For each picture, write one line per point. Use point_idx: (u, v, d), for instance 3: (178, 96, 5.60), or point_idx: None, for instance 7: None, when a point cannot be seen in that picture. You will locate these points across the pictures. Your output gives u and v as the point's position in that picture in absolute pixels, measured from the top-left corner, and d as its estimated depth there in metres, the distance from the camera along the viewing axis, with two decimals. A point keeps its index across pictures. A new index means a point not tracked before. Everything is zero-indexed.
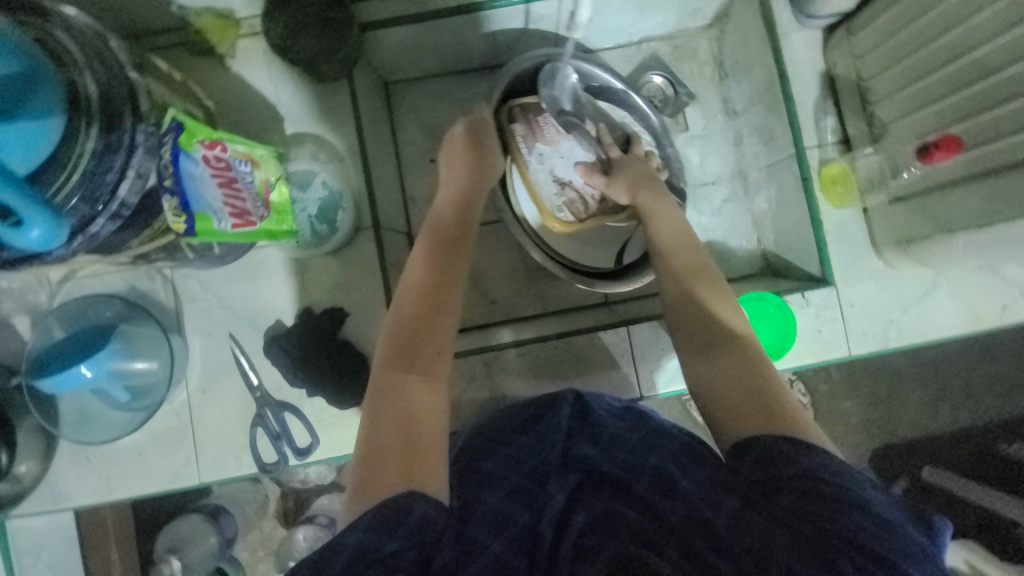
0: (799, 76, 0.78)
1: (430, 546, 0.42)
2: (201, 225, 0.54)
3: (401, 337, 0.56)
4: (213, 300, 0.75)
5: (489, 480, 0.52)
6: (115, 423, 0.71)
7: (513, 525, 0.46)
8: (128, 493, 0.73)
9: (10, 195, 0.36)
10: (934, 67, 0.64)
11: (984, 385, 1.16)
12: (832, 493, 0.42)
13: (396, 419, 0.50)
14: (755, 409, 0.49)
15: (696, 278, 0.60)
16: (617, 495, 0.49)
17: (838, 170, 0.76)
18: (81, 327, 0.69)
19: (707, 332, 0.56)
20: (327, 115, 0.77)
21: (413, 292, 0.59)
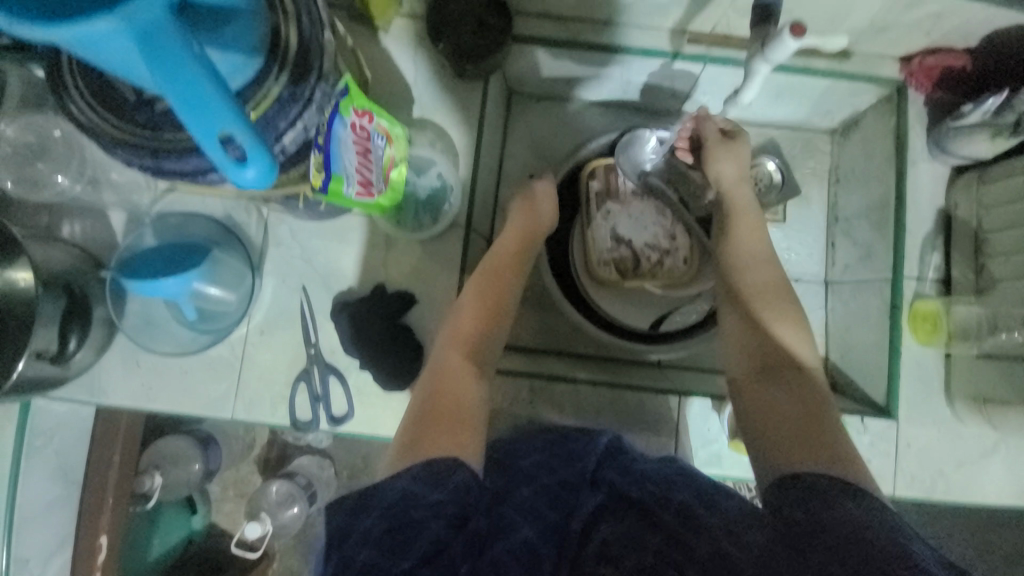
0: (918, 205, 0.78)
1: (469, 508, 0.49)
2: (333, 186, 0.55)
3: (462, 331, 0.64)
4: (297, 250, 0.76)
5: (525, 476, 0.57)
6: (175, 336, 0.74)
7: (546, 519, 0.53)
8: (161, 407, 0.74)
9: (236, 128, 0.38)
10: None
11: (992, 554, 1.12)
12: (874, 542, 0.42)
13: (449, 399, 0.58)
14: (808, 451, 0.51)
15: (773, 312, 0.62)
16: (640, 520, 0.53)
17: (931, 308, 0.75)
18: (172, 239, 0.72)
19: (773, 357, 0.59)
20: (455, 109, 0.79)
21: (474, 293, 0.67)
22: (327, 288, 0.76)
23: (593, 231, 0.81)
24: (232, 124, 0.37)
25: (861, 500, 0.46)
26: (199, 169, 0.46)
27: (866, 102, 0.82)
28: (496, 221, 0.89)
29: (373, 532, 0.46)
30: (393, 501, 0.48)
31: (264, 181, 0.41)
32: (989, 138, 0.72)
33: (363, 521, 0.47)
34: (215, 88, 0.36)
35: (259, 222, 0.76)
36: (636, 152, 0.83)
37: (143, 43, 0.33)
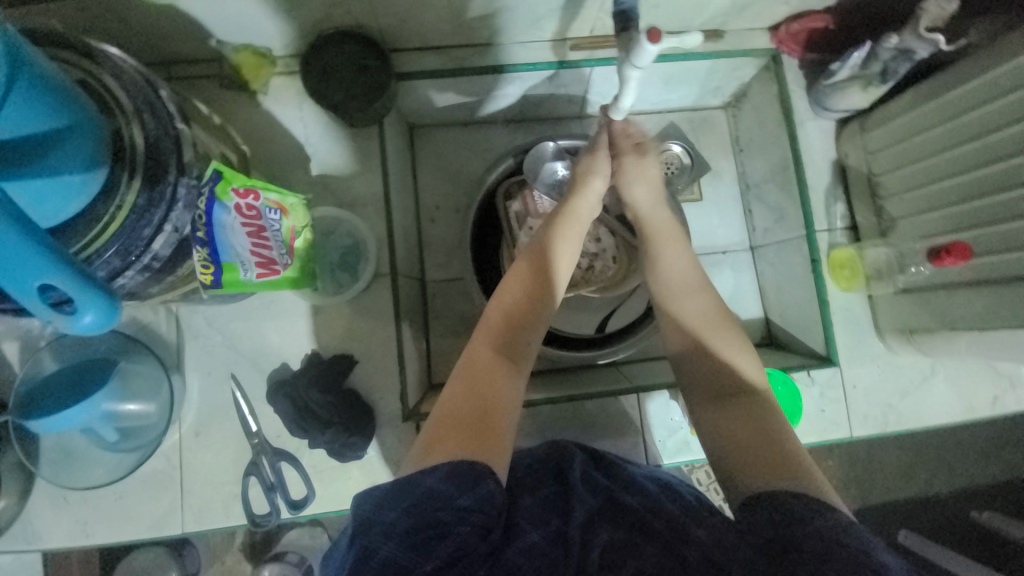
0: (812, 162, 0.83)
1: (478, 532, 0.43)
2: (228, 276, 0.54)
3: (502, 326, 0.59)
4: (217, 338, 0.72)
5: (521, 487, 0.54)
6: (98, 462, 0.67)
7: (552, 526, 0.49)
8: (104, 540, 0.68)
9: (69, 281, 0.35)
10: (944, 175, 0.67)
11: (962, 457, 1.19)
12: (845, 552, 0.41)
13: (485, 399, 0.53)
14: (765, 468, 0.51)
15: (721, 338, 0.61)
16: (636, 529, 0.51)
17: (846, 255, 0.80)
18: (72, 360, 0.66)
19: (729, 380, 0.59)
20: (354, 159, 0.77)
21: (517, 284, 0.61)
22: (258, 369, 0.72)
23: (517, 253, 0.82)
24: (53, 275, 0.35)
25: (829, 511, 0.45)
26: None
27: (748, 73, 0.85)
28: (425, 258, 0.88)
29: (395, 529, 0.43)
30: (417, 499, 0.44)
31: (106, 320, 0.38)
32: (861, 89, 0.75)
33: (386, 516, 0.44)
34: (35, 236, 0.34)
35: (169, 318, 0.71)
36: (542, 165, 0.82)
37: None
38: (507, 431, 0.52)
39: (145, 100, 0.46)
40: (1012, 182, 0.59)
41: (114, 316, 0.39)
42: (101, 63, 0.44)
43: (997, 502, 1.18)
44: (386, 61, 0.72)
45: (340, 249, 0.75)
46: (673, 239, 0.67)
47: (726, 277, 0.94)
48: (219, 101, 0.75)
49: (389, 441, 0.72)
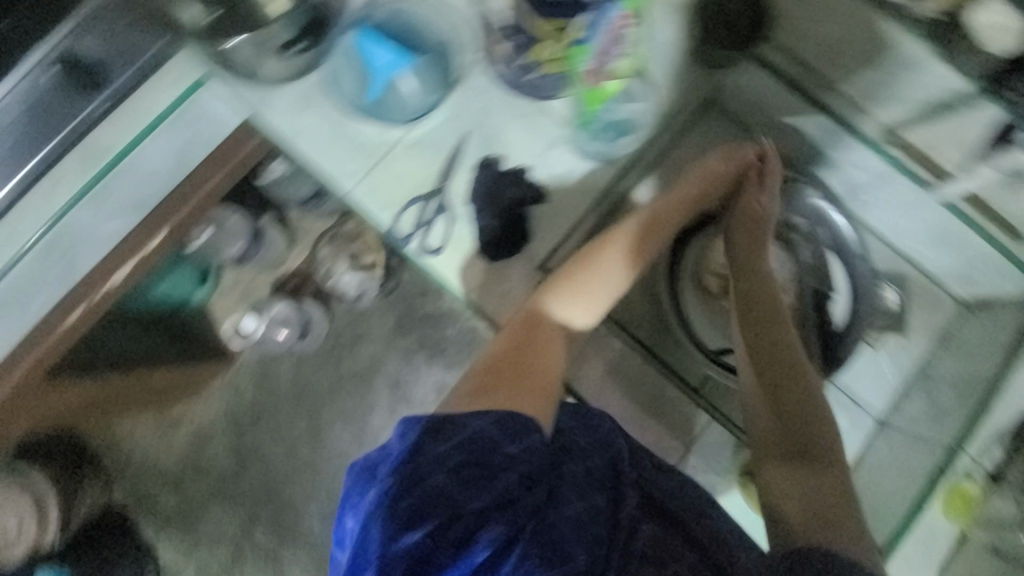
0: (1007, 401, 0.82)
1: (527, 480, 0.58)
2: (575, 51, 0.78)
3: (540, 313, 0.77)
4: (478, 102, 0.83)
5: (574, 452, 0.66)
6: (341, 102, 0.82)
7: (597, 506, 0.61)
8: (304, 154, 0.83)
9: None
10: None
11: None
12: None
13: (519, 367, 0.69)
14: (828, 523, 0.58)
15: (816, 423, 0.70)
16: (676, 533, 0.64)
17: (972, 492, 0.79)
18: (396, 30, 0.81)
19: (796, 445, 0.68)
20: (669, 82, 0.84)
21: (615, 258, 0.79)
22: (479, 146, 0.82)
23: (716, 249, 0.89)
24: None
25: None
26: None
27: (1011, 288, 0.84)
28: None
29: (508, 464, 0.58)
30: (470, 438, 0.59)
31: None
32: None
33: (507, 445, 0.59)
34: None
35: (464, 63, 0.83)
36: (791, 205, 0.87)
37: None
38: (539, 388, 0.68)
39: None
40: None
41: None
42: None
43: None
44: (760, 37, 0.82)
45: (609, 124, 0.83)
46: (759, 283, 0.79)
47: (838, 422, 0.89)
48: None
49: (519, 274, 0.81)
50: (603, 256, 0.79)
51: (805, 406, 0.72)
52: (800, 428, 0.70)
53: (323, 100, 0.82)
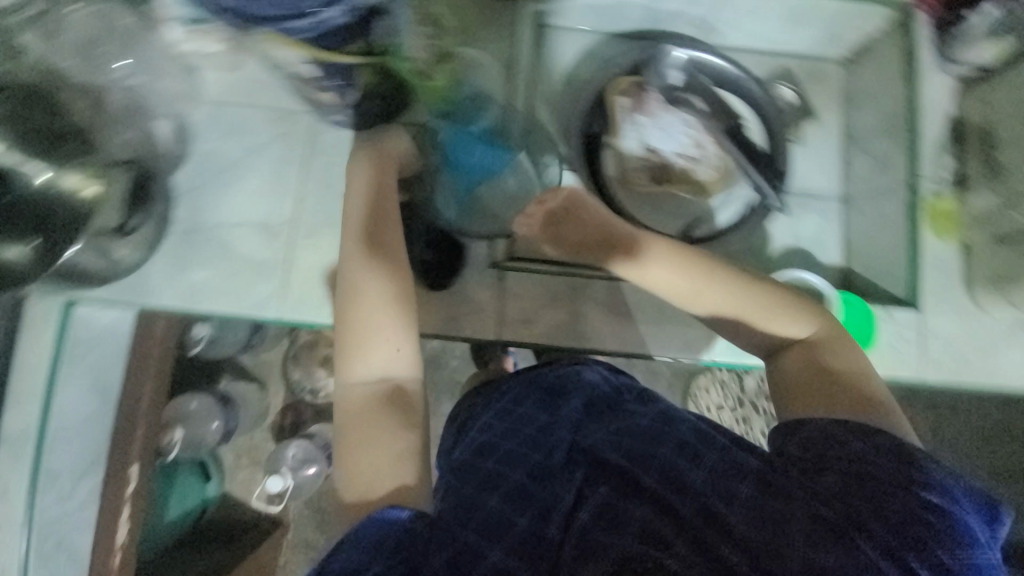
0: (928, 115, 0.84)
1: (416, 558, 0.47)
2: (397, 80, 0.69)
3: (353, 341, 0.61)
4: (340, 158, 0.79)
5: (493, 479, 0.56)
6: (218, 238, 0.76)
7: (509, 536, 0.49)
8: (211, 308, 0.75)
9: None
10: None
11: None
12: (875, 476, 0.50)
13: (384, 427, 0.57)
14: (835, 390, 0.59)
15: (824, 377, 0.60)
16: (624, 487, 0.52)
17: (948, 205, 0.80)
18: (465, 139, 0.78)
19: (738, 311, 0.64)
20: (494, 30, 0.83)
21: (374, 298, 0.62)
22: (546, 224, 0.69)
23: (623, 142, 0.85)
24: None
25: (871, 435, 0.53)
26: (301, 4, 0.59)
27: (874, 26, 0.88)
28: None
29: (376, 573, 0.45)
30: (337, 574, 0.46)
31: None
32: (990, 42, 0.79)
33: (373, 568, 0.45)
34: None
35: (304, 134, 0.79)
36: (662, 68, 0.86)
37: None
38: (405, 458, 0.55)
39: None
40: None
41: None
42: None
43: None
44: None
45: (468, 102, 0.79)
46: (652, 251, 0.67)
47: (811, 220, 0.92)
48: None
49: (472, 280, 0.80)
50: (383, 260, 0.65)
51: (795, 367, 0.61)
52: (722, 296, 0.64)
53: (199, 241, 0.76)
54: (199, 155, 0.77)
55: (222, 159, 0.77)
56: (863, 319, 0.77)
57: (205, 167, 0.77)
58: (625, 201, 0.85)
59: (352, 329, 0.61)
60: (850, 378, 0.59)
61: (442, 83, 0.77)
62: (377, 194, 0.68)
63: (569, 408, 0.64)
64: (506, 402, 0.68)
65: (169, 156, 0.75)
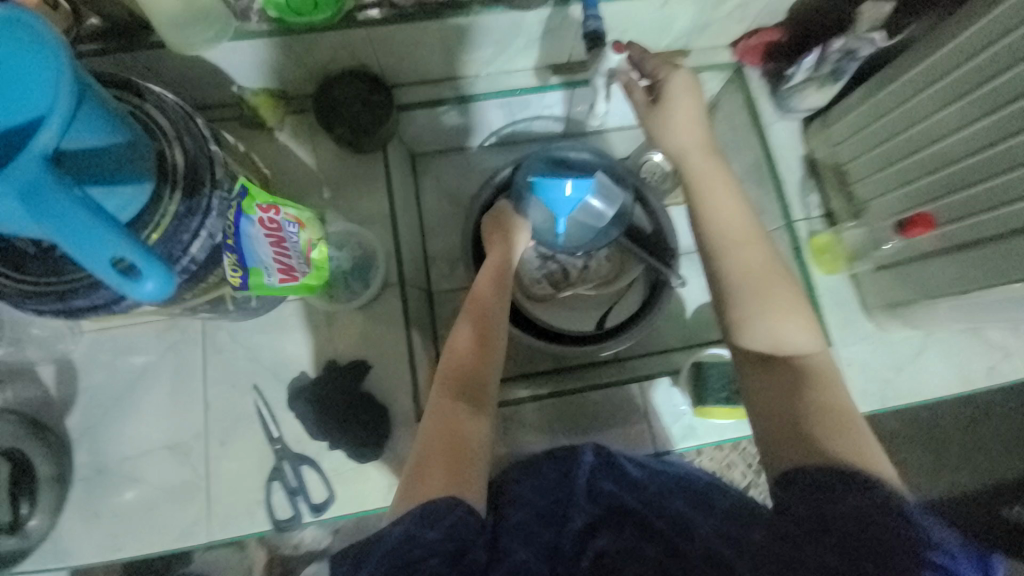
0: (785, 158, 0.89)
1: (462, 543, 0.49)
2: (254, 280, 0.58)
3: (457, 367, 0.64)
4: (239, 351, 0.77)
5: (518, 499, 0.59)
6: (126, 475, 0.73)
7: (539, 542, 0.54)
8: (133, 552, 0.71)
9: (123, 242, 0.37)
10: (890, 161, 0.77)
11: (951, 436, 1.34)
12: (889, 540, 0.45)
13: (449, 438, 0.58)
14: (829, 428, 0.54)
15: (821, 421, 0.55)
16: (638, 531, 0.55)
17: (825, 239, 0.83)
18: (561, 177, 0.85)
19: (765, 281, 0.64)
20: (363, 184, 0.84)
21: (471, 313, 0.68)
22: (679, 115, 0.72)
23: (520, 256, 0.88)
24: (116, 246, 0.37)
25: (860, 483, 0.49)
26: (115, 296, 0.49)
27: (716, 86, 0.94)
28: (430, 272, 0.94)
29: (437, 546, 0.47)
30: (390, 547, 0.47)
31: (164, 289, 0.40)
32: (817, 88, 0.81)
33: (427, 532, 0.48)
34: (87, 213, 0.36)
35: (197, 337, 0.77)
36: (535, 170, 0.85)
37: (30, 204, 0.35)
38: (479, 465, 0.56)
39: (183, 125, 0.53)
40: (963, 152, 0.66)
41: (170, 286, 0.41)
42: (145, 97, 0.52)
43: (1016, 493, 1.31)
44: (388, 93, 0.82)
45: (352, 261, 0.79)
46: (710, 180, 0.69)
47: None
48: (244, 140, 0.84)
49: (403, 440, 0.75)
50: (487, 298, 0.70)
51: (781, 404, 0.57)
52: (771, 301, 0.64)
53: (107, 484, 0.72)
54: (89, 393, 0.75)
55: (115, 390, 0.75)
56: None
57: (98, 402, 0.75)
58: (540, 312, 0.88)
59: (459, 358, 0.65)
60: (843, 424, 0.55)
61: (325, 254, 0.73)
62: (508, 271, 0.74)
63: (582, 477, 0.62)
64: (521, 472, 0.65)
65: (60, 404, 0.74)
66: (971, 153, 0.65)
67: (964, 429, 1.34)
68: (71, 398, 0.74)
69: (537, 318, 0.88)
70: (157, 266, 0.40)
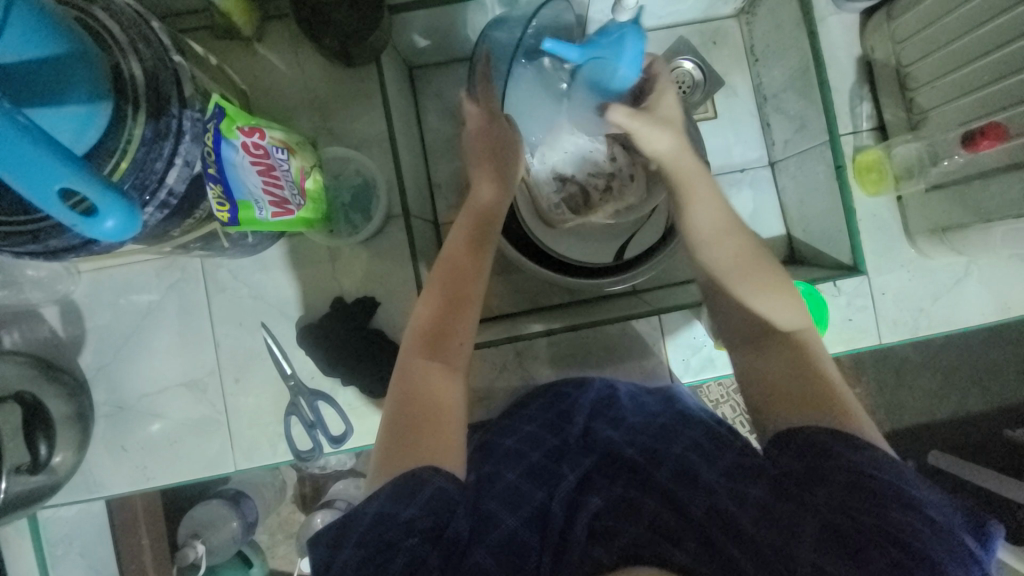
0: (837, 60, 0.78)
1: (445, 514, 0.50)
2: (244, 214, 0.52)
3: (433, 326, 0.61)
4: (243, 289, 0.74)
5: (511, 457, 0.61)
6: (147, 412, 0.74)
7: (528, 505, 0.54)
8: (164, 481, 0.75)
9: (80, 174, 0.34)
10: (964, 61, 0.66)
11: (967, 361, 1.33)
12: (877, 488, 0.47)
13: (420, 401, 0.57)
14: (801, 404, 0.53)
15: (800, 396, 0.54)
16: (636, 483, 0.55)
17: (873, 157, 0.75)
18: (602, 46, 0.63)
19: (752, 264, 0.61)
20: (357, 102, 0.75)
21: (448, 267, 0.64)
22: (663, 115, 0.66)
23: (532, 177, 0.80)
24: (66, 176, 0.34)
25: (867, 449, 0.49)
26: (88, 238, 0.44)
27: None
28: (436, 202, 0.89)
29: (415, 525, 0.48)
30: (368, 528, 0.49)
31: (127, 224, 0.37)
32: None
33: (404, 510, 0.49)
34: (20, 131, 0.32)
35: (197, 275, 0.74)
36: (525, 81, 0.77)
37: None
38: (456, 425, 0.57)
39: (140, 32, 0.45)
40: None
41: (133, 221, 0.37)
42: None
43: None
44: None
45: (350, 191, 0.73)
46: (698, 182, 0.65)
47: (744, 195, 0.93)
48: (219, 53, 0.74)
49: None
50: (472, 250, 0.64)
51: (767, 374, 0.56)
52: (751, 281, 0.61)
53: (127, 422, 0.74)
54: (97, 333, 0.74)
55: (122, 329, 0.74)
56: (815, 307, 0.71)
57: (107, 344, 0.74)
58: (554, 246, 0.83)
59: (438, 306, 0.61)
60: (838, 394, 0.54)
61: (321, 183, 0.67)
62: (494, 216, 0.67)
63: (579, 427, 0.64)
64: (518, 421, 0.67)
65: (71, 344, 0.74)
66: None
67: (982, 354, 1.33)
68: (82, 340, 0.74)
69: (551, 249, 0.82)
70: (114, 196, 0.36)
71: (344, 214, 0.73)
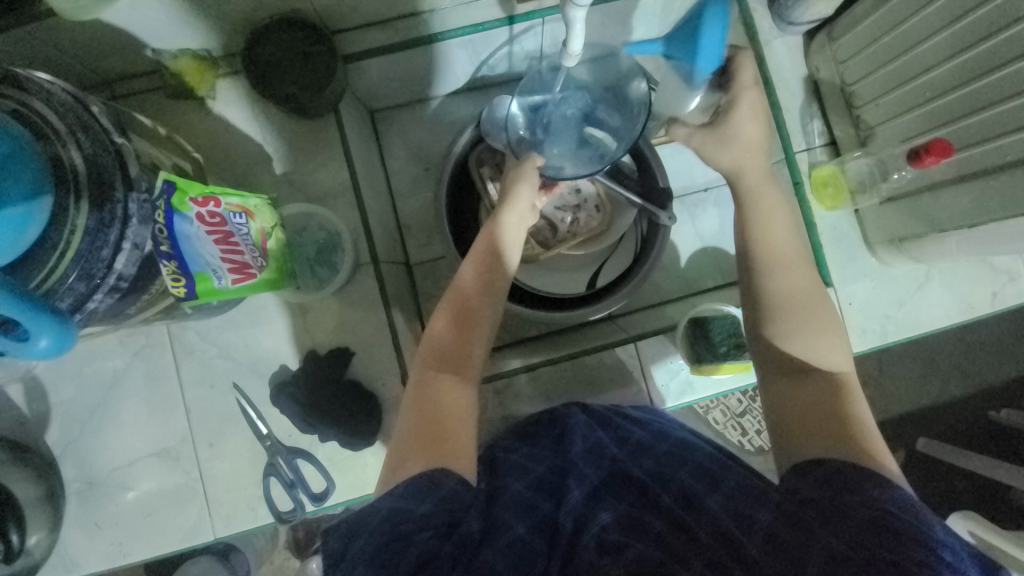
0: (785, 81, 0.80)
1: (458, 513, 0.49)
2: (202, 285, 0.52)
3: (446, 341, 0.62)
4: (213, 350, 0.73)
5: (516, 470, 0.59)
6: (119, 486, 0.72)
7: (537, 513, 0.53)
8: (142, 555, 0.72)
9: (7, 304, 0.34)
10: (905, 79, 0.68)
11: (944, 351, 1.36)
12: (900, 528, 0.44)
13: (433, 418, 0.56)
14: (827, 433, 0.53)
15: (834, 424, 0.54)
16: (645, 504, 0.54)
17: (828, 172, 0.78)
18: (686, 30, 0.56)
19: (803, 302, 0.61)
20: (319, 153, 0.75)
21: (467, 295, 0.63)
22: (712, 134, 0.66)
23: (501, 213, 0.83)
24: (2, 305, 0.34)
25: (891, 486, 0.47)
26: None
27: None
28: (407, 243, 0.88)
29: (430, 520, 0.47)
30: (383, 520, 0.48)
31: (61, 343, 0.37)
32: None
33: (418, 507, 0.48)
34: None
35: (164, 340, 0.72)
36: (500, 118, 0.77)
37: None
38: (470, 436, 0.57)
39: (78, 118, 0.44)
40: (978, 73, 0.60)
41: (69, 340, 0.38)
42: (24, 86, 0.43)
43: (1006, 401, 1.35)
44: (329, 42, 0.70)
45: (315, 244, 0.73)
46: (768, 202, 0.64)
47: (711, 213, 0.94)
48: (173, 114, 0.73)
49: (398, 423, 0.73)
50: (493, 280, 0.64)
51: (800, 400, 0.57)
52: (799, 321, 0.60)
53: (100, 498, 0.71)
54: (62, 408, 0.72)
55: (88, 401, 0.72)
56: None
57: (73, 418, 0.72)
58: (528, 277, 0.83)
59: (451, 327, 0.62)
60: (864, 433, 0.53)
61: (284, 240, 0.66)
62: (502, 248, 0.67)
63: (577, 445, 0.63)
64: (517, 443, 0.66)
65: (35, 421, 0.71)
66: (986, 72, 0.59)
67: (957, 342, 1.36)
68: (47, 418, 0.71)
69: (524, 281, 0.83)
70: (49, 319, 0.36)
71: (311, 267, 0.72)
